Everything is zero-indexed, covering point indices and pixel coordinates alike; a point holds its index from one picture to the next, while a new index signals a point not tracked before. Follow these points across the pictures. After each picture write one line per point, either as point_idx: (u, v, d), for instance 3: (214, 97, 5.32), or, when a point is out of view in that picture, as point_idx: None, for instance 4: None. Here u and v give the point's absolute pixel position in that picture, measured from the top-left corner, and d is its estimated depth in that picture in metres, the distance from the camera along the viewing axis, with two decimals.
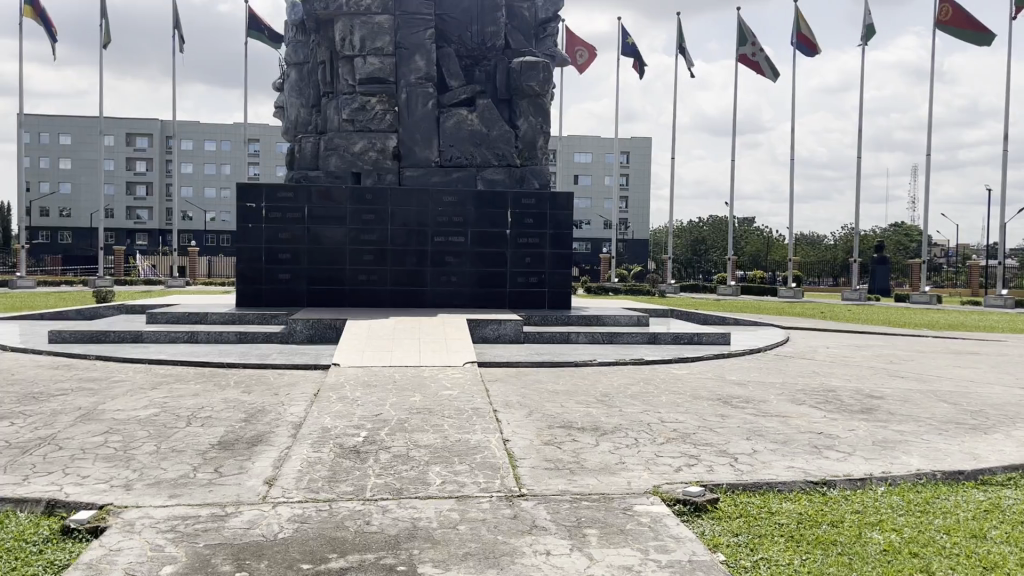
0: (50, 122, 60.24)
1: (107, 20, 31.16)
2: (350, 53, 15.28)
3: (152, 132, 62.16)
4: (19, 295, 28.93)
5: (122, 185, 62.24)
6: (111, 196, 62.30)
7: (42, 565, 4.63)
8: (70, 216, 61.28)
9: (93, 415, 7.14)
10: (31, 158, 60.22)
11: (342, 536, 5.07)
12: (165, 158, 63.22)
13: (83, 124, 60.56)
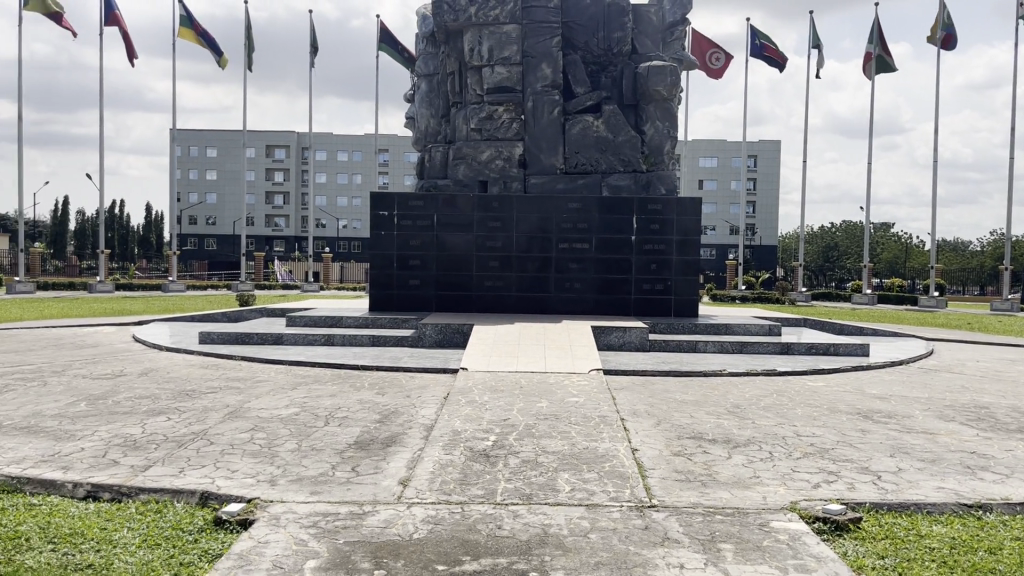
0: (199, 136, 64.49)
1: (250, 40, 32.94)
2: (479, 63, 15.53)
3: (290, 143, 65.43)
4: (172, 299, 30.89)
5: (262, 195, 65.62)
6: (252, 205, 65.81)
7: (197, 554, 4.93)
8: (215, 224, 65.15)
9: (240, 412, 7.52)
10: (181, 170, 64.61)
11: (474, 539, 5.14)
12: (301, 168, 66.12)
13: (228, 137, 64.47)
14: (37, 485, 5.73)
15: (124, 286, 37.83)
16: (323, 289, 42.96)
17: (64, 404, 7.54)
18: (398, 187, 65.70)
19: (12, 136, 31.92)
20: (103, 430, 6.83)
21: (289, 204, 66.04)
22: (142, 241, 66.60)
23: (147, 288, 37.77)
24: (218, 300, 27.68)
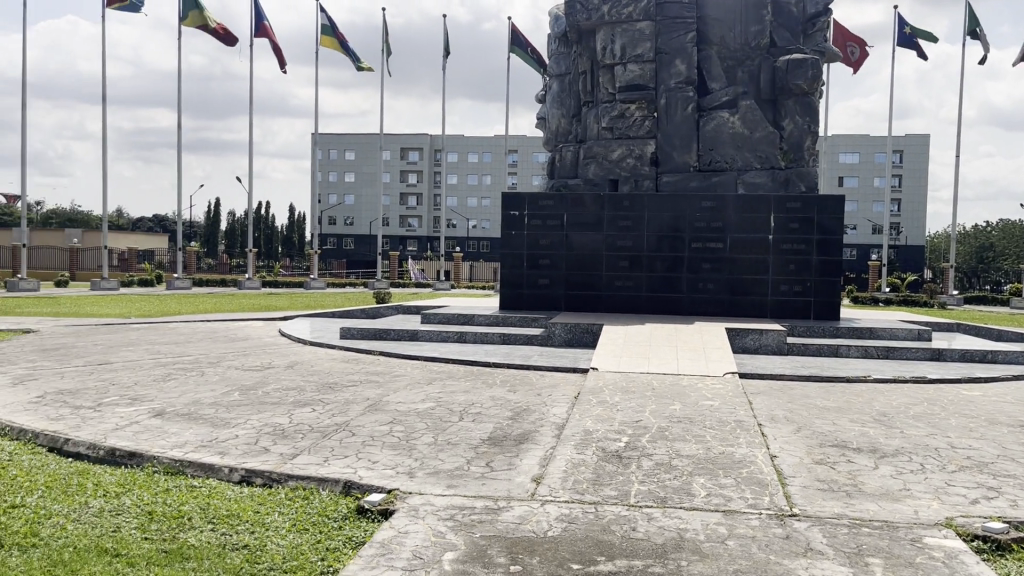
0: (339, 140, 67.35)
1: (387, 45, 34.04)
2: (611, 62, 15.49)
3: (423, 145, 67.29)
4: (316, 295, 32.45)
5: (396, 196, 67.86)
6: (387, 206, 68.17)
7: (342, 540, 5.14)
8: (353, 224, 67.87)
9: (379, 405, 7.80)
10: (322, 173, 67.58)
11: (609, 540, 5.11)
12: (434, 170, 67.91)
13: (365, 140, 67.00)
14: (198, 468, 6.12)
15: (269, 283, 39.92)
16: (454, 287, 43.95)
17: (220, 393, 8.04)
18: (527, 187, 66.32)
19: (173, 143, 34.36)
20: (255, 419, 7.23)
21: (422, 206, 68.16)
22: (284, 241, 70.07)
23: (290, 286, 39.69)
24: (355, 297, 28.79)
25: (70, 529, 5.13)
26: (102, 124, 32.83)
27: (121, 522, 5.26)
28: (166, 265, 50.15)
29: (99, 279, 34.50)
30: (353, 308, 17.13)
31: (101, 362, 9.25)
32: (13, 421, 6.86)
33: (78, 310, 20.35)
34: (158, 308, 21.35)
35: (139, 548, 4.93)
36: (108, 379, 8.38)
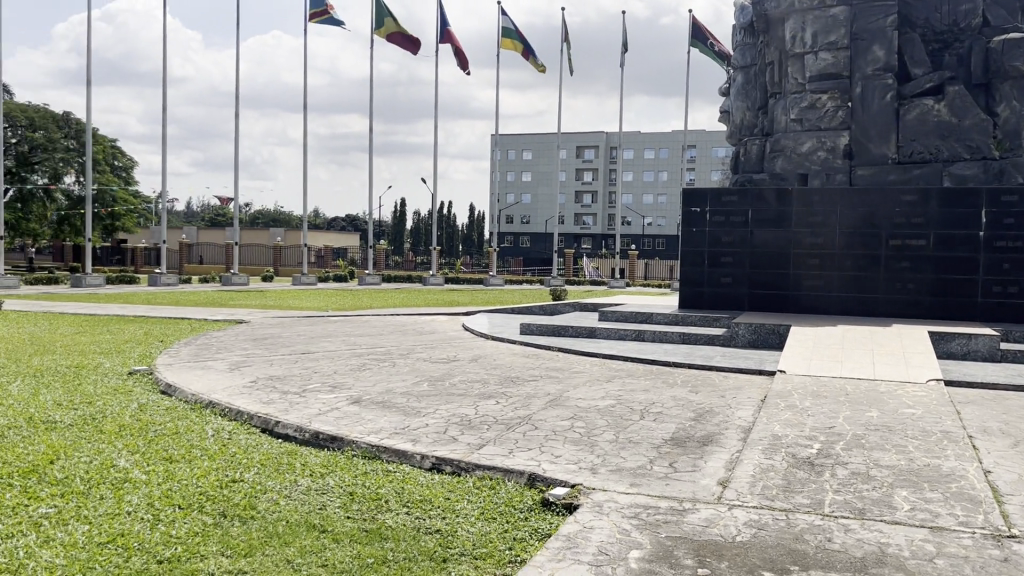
0: (517, 140, 69.07)
1: (567, 45, 34.36)
2: (801, 51, 14.92)
3: (598, 143, 67.53)
4: (496, 291, 33.34)
5: (572, 194, 68.56)
6: (563, 204, 68.97)
7: (529, 531, 5.24)
8: (529, 223, 69.24)
9: (560, 401, 7.90)
10: (501, 173, 69.53)
11: (802, 549, 4.90)
12: (609, 167, 68.14)
13: (542, 140, 68.22)
14: (392, 454, 6.45)
15: (452, 280, 41.41)
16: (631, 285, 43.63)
17: (410, 383, 8.45)
18: (705, 183, 64.87)
19: (366, 145, 35.97)
20: (443, 409, 7.53)
21: (597, 202, 68.08)
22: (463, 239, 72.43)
23: (472, 283, 41.02)
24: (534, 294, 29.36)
25: (283, 504, 5.58)
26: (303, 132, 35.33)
27: (326, 501, 5.64)
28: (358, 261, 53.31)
29: (300, 274, 37.21)
30: (532, 305, 17.46)
31: (305, 351, 9.98)
32: (233, 403, 7.54)
33: (282, 303, 22.10)
34: (350, 302, 22.76)
35: (342, 525, 5.27)
36: (311, 367, 9.04)
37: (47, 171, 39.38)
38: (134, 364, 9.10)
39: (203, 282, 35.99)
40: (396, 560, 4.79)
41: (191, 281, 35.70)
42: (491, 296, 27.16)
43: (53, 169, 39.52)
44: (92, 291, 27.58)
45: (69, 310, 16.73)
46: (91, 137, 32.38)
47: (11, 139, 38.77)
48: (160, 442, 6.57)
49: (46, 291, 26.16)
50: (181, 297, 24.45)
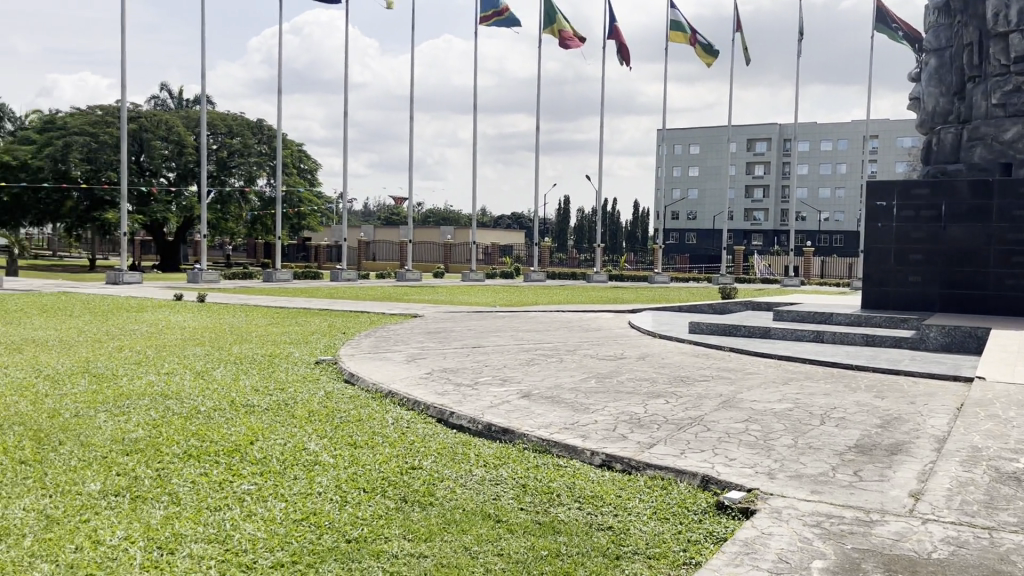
0: (685, 134, 67.89)
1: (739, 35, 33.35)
2: (1005, 29, 13.65)
3: (771, 135, 65.14)
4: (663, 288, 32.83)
5: (742, 188, 66.56)
6: (733, 200, 67.10)
7: (704, 533, 5.12)
8: (697, 218, 67.83)
9: (733, 402, 7.67)
10: (667, 169, 68.95)
11: (1009, 572, 4.48)
12: (782, 160, 65.50)
13: (711, 134, 66.68)
14: (563, 449, 6.51)
15: (617, 277, 41.25)
16: (805, 283, 41.66)
17: (579, 379, 8.50)
18: (888, 174, 61.03)
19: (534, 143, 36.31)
20: (613, 406, 7.51)
21: (770, 197, 65.46)
22: (625, 235, 72.01)
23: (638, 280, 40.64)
24: (702, 291, 28.70)
25: (459, 492, 5.75)
26: (473, 132, 36.37)
27: (501, 492, 5.76)
28: (524, 258, 53.94)
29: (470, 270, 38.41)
30: (700, 303, 17.10)
31: (475, 345, 10.25)
32: (410, 394, 7.87)
33: (454, 298, 22.83)
34: (518, 298, 23.21)
35: (516, 516, 5.37)
36: (482, 360, 9.29)
37: (242, 173, 42.56)
38: (321, 354, 9.70)
39: (381, 277, 37.99)
40: (570, 554, 4.82)
41: (369, 276, 37.77)
42: (658, 294, 26.83)
43: (247, 172, 42.67)
44: (282, 285, 29.64)
45: (264, 303, 18.14)
46: (281, 143, 34.81)
47: (212, 145, 42.33)
48: (345, 428, 6.96)
49: (242, 286, 28.47)
50: (360, 290, 25.81)
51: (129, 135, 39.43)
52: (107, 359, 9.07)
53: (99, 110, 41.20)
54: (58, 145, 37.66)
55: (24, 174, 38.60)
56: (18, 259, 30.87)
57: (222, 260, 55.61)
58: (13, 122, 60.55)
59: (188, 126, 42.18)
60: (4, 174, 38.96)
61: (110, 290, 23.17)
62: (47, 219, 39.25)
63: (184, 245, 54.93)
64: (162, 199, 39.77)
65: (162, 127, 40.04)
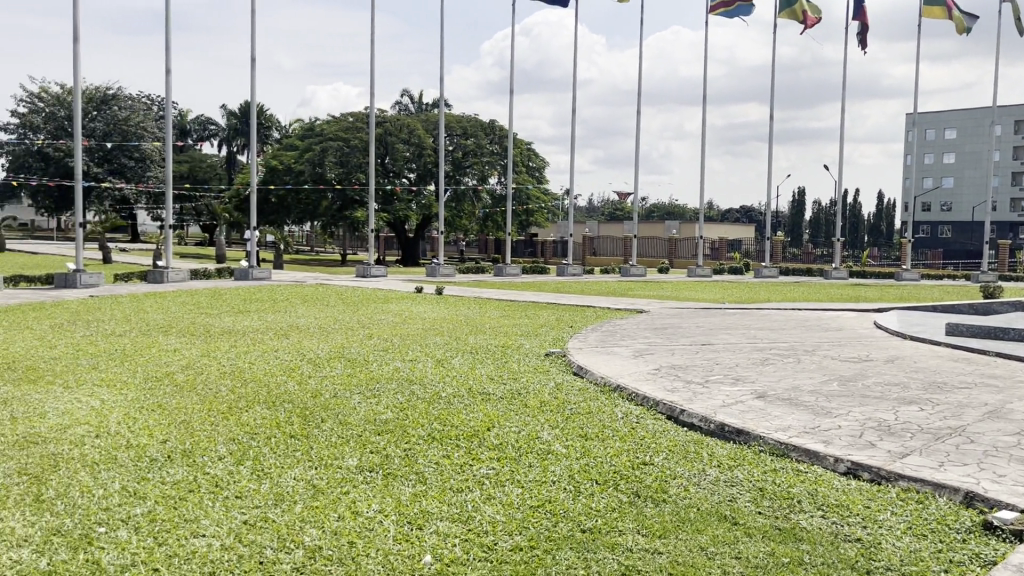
0: (938, 117, 62.23)
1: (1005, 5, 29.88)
2: None
3: None
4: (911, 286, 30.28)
5: (1008, 175, 59.90)
6: (997, 188, 60.59)
7: (968, 555, 4.64)
8: (952, 209, 62.00)
9: (1002, 413, 6.90)
10: (917, 155, 63.49)
11: None
12: None
13: (969, 116, 60.58)
14: (803, 453, 6.18)
15: (857, 273, 38.53)
16: None
17: (818, 381, 8.05)
18: None
19: (771, 133, 34.51)
20: (858, 411, 7.04)
21: None
22: (863, 229, 67.19)
23: (880, 277, 37.76)
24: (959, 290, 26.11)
25: (693, 491, 5.65)
26: (701, 123, 35.31)
27: (737, 494, 5.59)
28: (753, 254, 51.92)
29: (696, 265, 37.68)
30: (958, 301, 15.51)
31: (705, 342, 10.03)
32: (639, 389, 7.83)
33: (681, 294, 22.51)
34: (748, 295, 22.42)
35: (755, 520, 5.18)
36: (713, 358, 9.07)
37: (476, 172, 44.61)
38: (550, 347, 9.92)
39: (606, 272, 38.23)
40: (815, 564, 4.58)
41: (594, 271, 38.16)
42: (907, 292, 24.75)
43: (480, 172, 44.75)
44: (512, 279, 30.76)
45: (496, 296, 18.80)
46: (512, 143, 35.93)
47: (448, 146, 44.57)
48: (577, 420, 7.08)
49: (475, 280, 29.75)
50: (588, 285, 26.19)
51: (376, 139, 42.59)
52: (359, 345, 9.88)
53: (350, 117, 44.79)
54: (316, 151, 41.42)
55: (288, 178, 42.96)
56: (283, 253, 34.35)
57: (455, 255, 58.53)
58: (279, 131, 67.41)
59: (427, 128, 44.67)
60: (273, 178, 43.67)
61: (361, 282, 25.26)
62: (307, 218, 43.41)
63: (422, 240, 58.44)
64: (404, 198, 42.39)
65: (404, 130, 42.91)
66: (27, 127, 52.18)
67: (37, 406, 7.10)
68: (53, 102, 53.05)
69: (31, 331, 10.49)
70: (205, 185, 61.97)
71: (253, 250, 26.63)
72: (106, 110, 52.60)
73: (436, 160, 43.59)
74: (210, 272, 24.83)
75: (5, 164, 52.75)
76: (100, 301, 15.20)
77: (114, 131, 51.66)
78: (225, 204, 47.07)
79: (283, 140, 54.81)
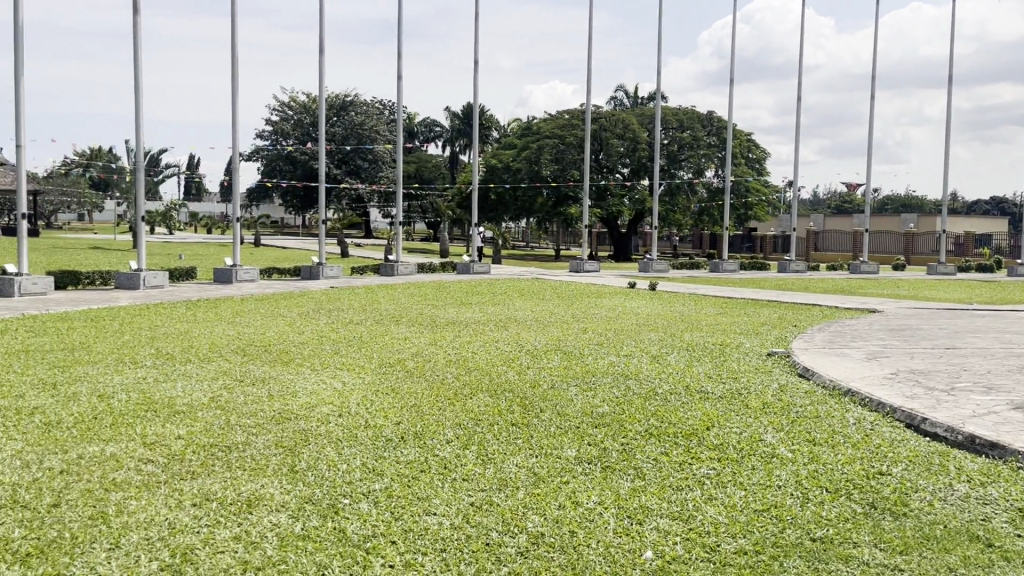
0: None
1: None
2: None
3: None
4: None
5: None
6: None
7: None
8: None
9: None
10: None
11: None
12: None
13: None
14: None
15: None
16: None
17: None
18: None
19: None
20: None
21: None
22: None
23: None
24: None
25: (938, 507, 5.19)
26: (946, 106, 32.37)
27: (991, 513, 5.06)
28: (1005, 250, 46.83)
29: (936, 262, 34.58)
30: None
31: (952, 347, 9.18)
32: (874, 394, 7.30)
33: (921, 293, 20.79)
34: (1002, 295, 20.25)
35: (1014, 544, 4.67)
36: (959, 364, 8.28)
37: (692, 166, 43.70)
38: (772, 346, 9.52)
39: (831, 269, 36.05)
40: None
41: (819, 268, 36.19)
42: None
43: (696, 165, 43.82)
44: (730, 276, 29.90)
45: (715, 293, 18.28)
46: (730, 134, 34.73)
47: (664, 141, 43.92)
48: (803, 424, 6.75)
49: (690, 276, 29.11)
50: (814, 283, 24.92)
51: (592, 135, 42.96)
52: (574, 339, 10.04)
53: (567, 114, 45.48)
54: (533, 149, 42.51)
55: (507, 176, 44.51)
56: (500, 248, 35.64)
57: (669, 251, 57.66)
58: (498, 131, 69.86)
59: (643, 123, 44.29)
60: (493, 176, 45.45)
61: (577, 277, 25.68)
62: (523, 214, 44.79)
63: (635, 236, 58.13)
64: (618, 193, 42.40)
65: (619, 126, 42.86)
66: (279, 134, 57.99)
67: (289, 384, 7.88)
68: (301, 111, 58.37)
69: (282, 318, 11.64)
70: (429, 184, 65.71)
71: (474, 245, 27.81)
72: (345, 116, 57.11)
73: (650, 153, 42.84)
74: (435, 266, 26.23)
75: (261, 168, 59.05)
76: (342, 291, 16.54)
77: (352, 135, 56.34)
78: (448, 201, 49.63)
79: (502, 140, 56.77)
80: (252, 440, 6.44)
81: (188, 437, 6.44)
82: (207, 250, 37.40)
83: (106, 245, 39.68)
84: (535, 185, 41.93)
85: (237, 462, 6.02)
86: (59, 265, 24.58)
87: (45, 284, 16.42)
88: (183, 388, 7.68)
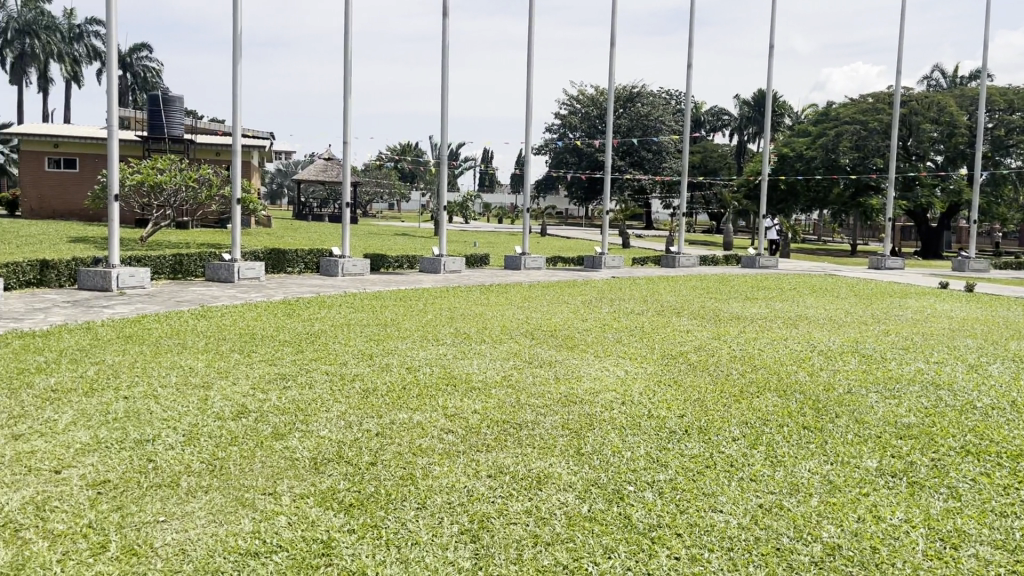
0: None
1: None
2: None
3: None
4: None
5: None
6: None
7: None
8: None
9: None
10: None
11: None
12: None
13: None
14: None
15: None
16: None
17: None
18: None
19: None
20: None
21: None
22: None
23: None
24: None
25: None
26: None
27: None
28: None
29: None
30: None
31: None
32: None
33: None
34: None
35: None
36: None
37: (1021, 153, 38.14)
38: None
39: None
40: None
41: None
42: None
43: None
44: None
45: None
46: None
47: (988, 124, 38.92)
48: None
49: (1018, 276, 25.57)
50: None
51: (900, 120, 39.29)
52: (874, 341, 9.29)
53: (871, 97, 42.00)
54: (830, 136, 39.74)
55: (799, 166, 42.22)
56: (788, 241, 33.91)
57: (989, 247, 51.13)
58: (792, 117, 66.54)
59: (964, 105, 39.64)
60: (784, 166, 43.47)
61: (881, 274, 23.73)
62: (815, 205, 42.27)
63: (947, 231, 52.22)
64: (928, 183, 38.43)
65: (933, 108, 38.72)
66: (567, 127, 59.90)
67: (574, 369, 8.15)
68: (589, 103, 59.64)
69: (566, 305, 12.03)
70: (714, 175, 64.38)
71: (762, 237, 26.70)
72: (630, 108, 57.48)
73: (970, 138, 38.18)
74: (718, 259, 25.61)
75: (548, 160, 61.51)
76: (626, 281, 16.71)
77: (637, 126, 56.66)
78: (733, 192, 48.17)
79: (793, 127, 53.80)
80: (541, 420, 6.73)
81: (483, 412, 6.88)
82: (500, 238, 39.65)
83: (412, 232, 43.71)
84: (831, 174, 39.39)
85: (527, 440, 6.32)
86: (378, 249, 27.44)
87: (363, 265, 18.39)
88: (479, 366, 8.24)
